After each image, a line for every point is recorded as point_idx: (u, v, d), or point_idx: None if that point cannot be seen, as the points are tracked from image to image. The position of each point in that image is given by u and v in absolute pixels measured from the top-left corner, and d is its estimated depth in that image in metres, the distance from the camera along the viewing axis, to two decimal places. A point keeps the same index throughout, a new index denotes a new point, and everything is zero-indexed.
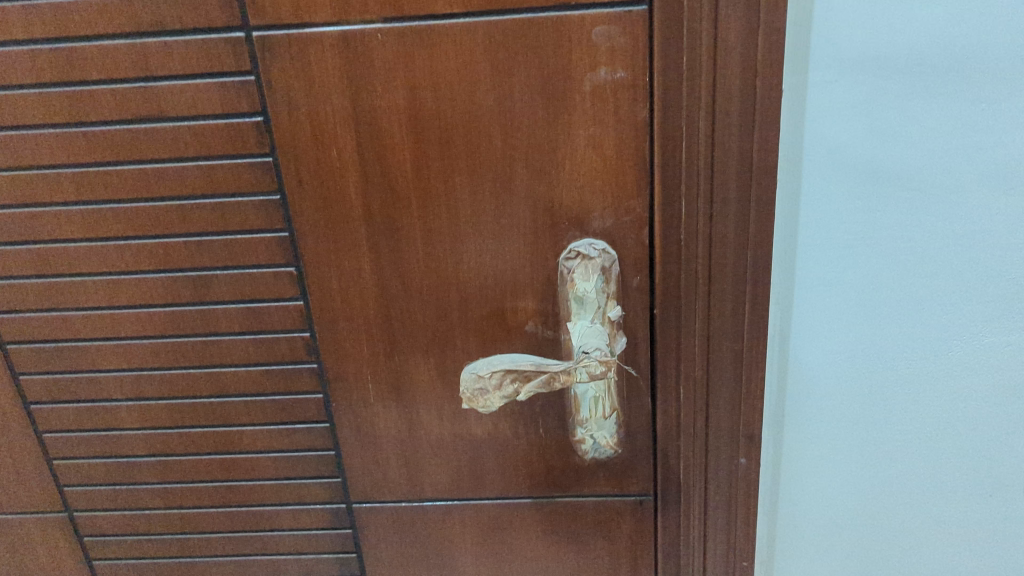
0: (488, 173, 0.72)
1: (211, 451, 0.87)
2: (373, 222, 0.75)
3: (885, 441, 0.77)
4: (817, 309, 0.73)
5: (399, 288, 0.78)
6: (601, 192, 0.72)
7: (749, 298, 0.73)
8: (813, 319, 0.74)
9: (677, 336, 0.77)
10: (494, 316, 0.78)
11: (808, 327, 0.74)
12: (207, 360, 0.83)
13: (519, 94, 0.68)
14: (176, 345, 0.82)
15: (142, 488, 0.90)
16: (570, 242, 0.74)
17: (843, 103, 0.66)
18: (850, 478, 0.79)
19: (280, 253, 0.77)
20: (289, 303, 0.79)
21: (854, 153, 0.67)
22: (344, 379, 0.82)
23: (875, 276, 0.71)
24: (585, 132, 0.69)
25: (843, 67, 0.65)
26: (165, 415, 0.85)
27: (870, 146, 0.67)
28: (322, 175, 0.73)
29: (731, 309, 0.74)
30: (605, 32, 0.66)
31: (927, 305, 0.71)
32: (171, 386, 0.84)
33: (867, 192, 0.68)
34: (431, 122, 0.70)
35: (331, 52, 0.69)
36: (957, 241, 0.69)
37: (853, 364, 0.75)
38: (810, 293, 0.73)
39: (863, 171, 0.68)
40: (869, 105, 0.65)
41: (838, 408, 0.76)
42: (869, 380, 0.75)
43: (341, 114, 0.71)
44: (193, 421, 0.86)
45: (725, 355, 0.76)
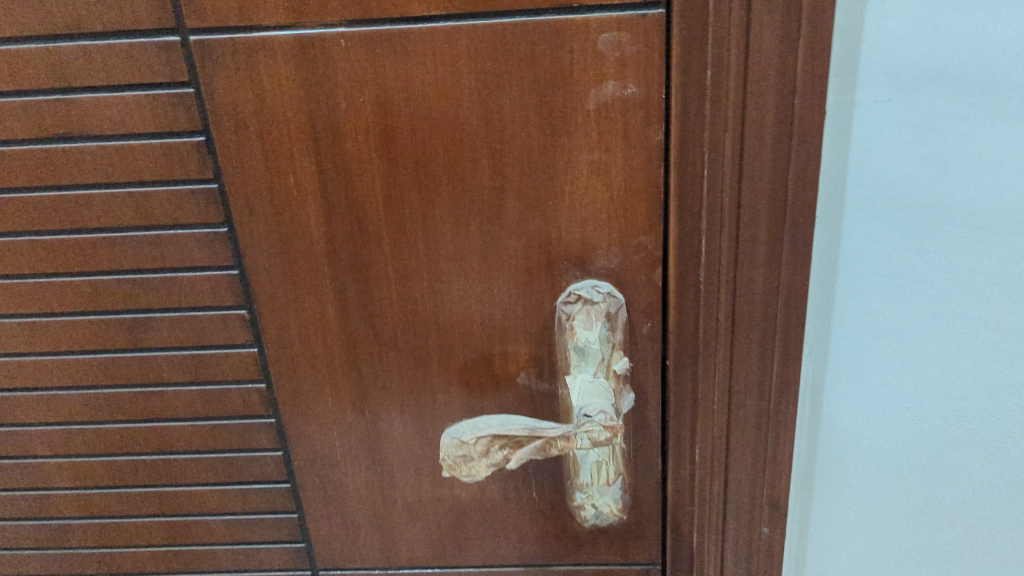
0: (474, 204, 0.61)
1: (155, 512, 0.76)
2: (339, 259, 0.64)
3: (931, 513, 0.66)
4: (855, 362, 0.63)
5: (370, 334, 0.67)
6: (606, 227, 0.61)
7: (778, 350, 0.63)
8: (849, 372, 0.64)
9: (693, 392, 0.66)
10: (480, 367, 0.67)
11: (844, 381, 0.64)
12: (147, 413, 0.72)
13: (510, 112, 0.57)
14: (111, 397, 0.71)
15: (78, 553, 0.79)
16: (570, 283, 0.63)
17: (896, 128, 0.55)
18: (890, 552, 0.69)
19: (229, 294, 0.66)
20: (241, 349, 0.68)
21: (905, 184, 0.57)
22: (307, 436, 0.71)
23: (925, 327, 0.61)
24: (588, 158, 0.59)
25: (898, 85, 0.54)
26: (101, 474, 0.75)
27: (926, 178, 0.56)
28: (278, 205, 0.62)
29: (756, 362, 0.64)
30: (614, 39, 0.55)
31: (988, 361, 0.61)
32: (106, 442, 0.73)
33: (919, 230, 0.58)
34: (405, 144, 0.59)
35: (285, 61, 0.57)
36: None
37: (894, 425, 0.64)
38: (848, 343, 0.63)
39: (916, 205, 0.57)
40: (926, 130, 0.55)
41: (875, 474, 0.66)
42: (912, 443, 0.65)
43: (298, 134, 0.60)
44: (133, 479, 0.75)
45: (748, 413, 0.66)
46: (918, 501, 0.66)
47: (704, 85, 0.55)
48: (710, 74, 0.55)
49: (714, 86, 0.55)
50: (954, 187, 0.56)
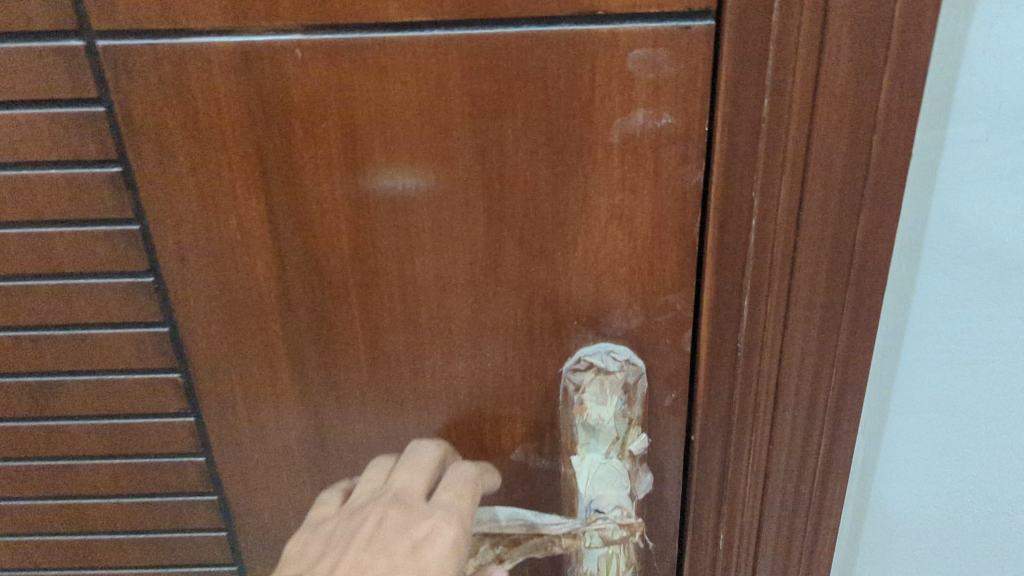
0: (464, 253, 0.49)
1: None
2: (295, 317, 0.52)
3: None
4: (916, 444, 0.53)
5: (333, 404, 0.55)
6: (626, 283, 0.50)
7: (826, 427, 0.53)
8: (909, 455, 0.53)
9: (721, 476, 0.55)
10: (468, 443, 0.56)
11: (901, 463, 0.54)
12: (62, 488, 0.60)
13: (512, 144, 0.46)
14: (19, 469, 0.59)
15: None
16: (579, 348, 0.52)
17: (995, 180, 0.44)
18: None
19: (156, 356, 0.54)
20: (174, 419, 0.56)
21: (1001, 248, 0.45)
22: (256, 517, 0.59)
23: (1008, 404, 0.50)
24: (608, 201, 0.47)
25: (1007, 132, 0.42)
26: (13, 551, 0.63)
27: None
28: (217, 251, 0.50)
29: (800, 441, 0.53)
30: (648, 57, 0.43)
31: None
32: (17, 518, 0.62)
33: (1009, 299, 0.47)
34: (378, 180, 0.47)
35: (225, 76, 0.45)
36: None
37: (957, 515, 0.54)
38: (910, 423, 0.52)
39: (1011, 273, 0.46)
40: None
41: (930, 558, 0.57)
42: (975, 533, 0.55)
43: (242, 166, 0.47)
44: (50, 558, 0.63)
45: (785, 498, 0.55)
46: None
47: (759, 117, 0.44)
48: (767, 105, 0.43)
49: (772, 121, 0.44)
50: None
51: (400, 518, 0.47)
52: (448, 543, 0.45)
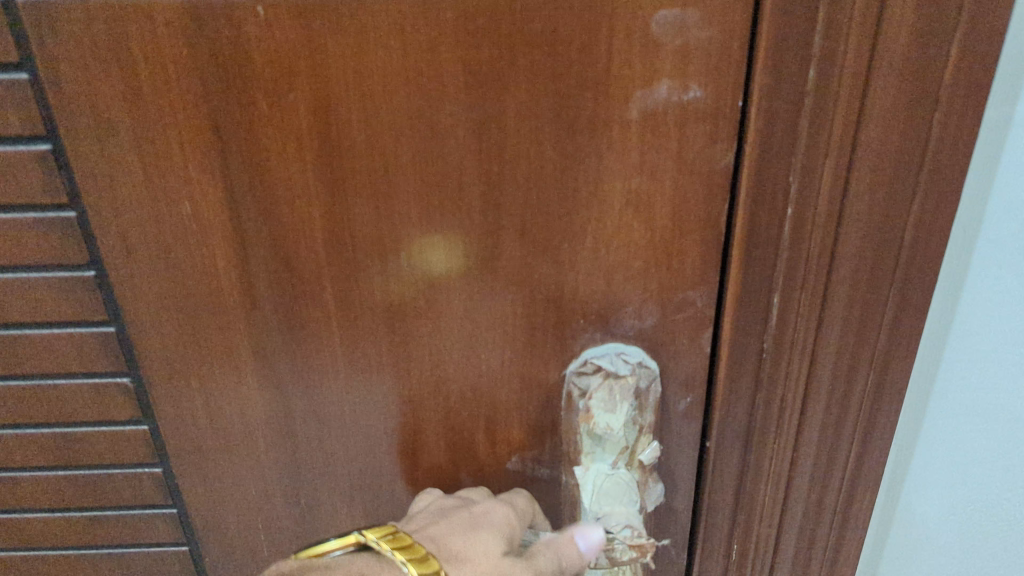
0: (457, 246, 0.43)
1: None
2: (261, 316, 0.45)
3: None
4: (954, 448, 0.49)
5: (306, 411, 0.48)
6: (641, 278, 0.44)
7: (857, 432, 0.48)
8: (944, 461, 0.49)
9: (739, 488, 0.50)
10: (459, 451, 0.50)
11: (936, 470, 0.50)
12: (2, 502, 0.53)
13: (514, 120, 0.39)
14: None
15: None
16: (584, 350, 0.46)
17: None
18: None
19: (102, 359, 0.47)
20: (125, 428, 0.49)
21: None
22: (221, 531, 0.53)
23: None
24: (624, 186, 0.41)
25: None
26: None
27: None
28: (169, 241, 0.43)
29: (828, 448, 0.48)
30: (676, 19, 0.37)
31: None
32: None
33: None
34: (357, 162, 0.40)
35: (172, 38, 0.37)
36: None
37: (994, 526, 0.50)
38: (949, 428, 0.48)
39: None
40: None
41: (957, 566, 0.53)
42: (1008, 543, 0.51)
43: (195, 144, 0.40)
44: None
45: (809, 508, 0.51)
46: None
47: (803, 91, 0.37)
48: (814, 77, 0.37)
49: (818, 95, 0.37)
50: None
51: (454, 507, 0.46)
52: (495, 522, 0.45)
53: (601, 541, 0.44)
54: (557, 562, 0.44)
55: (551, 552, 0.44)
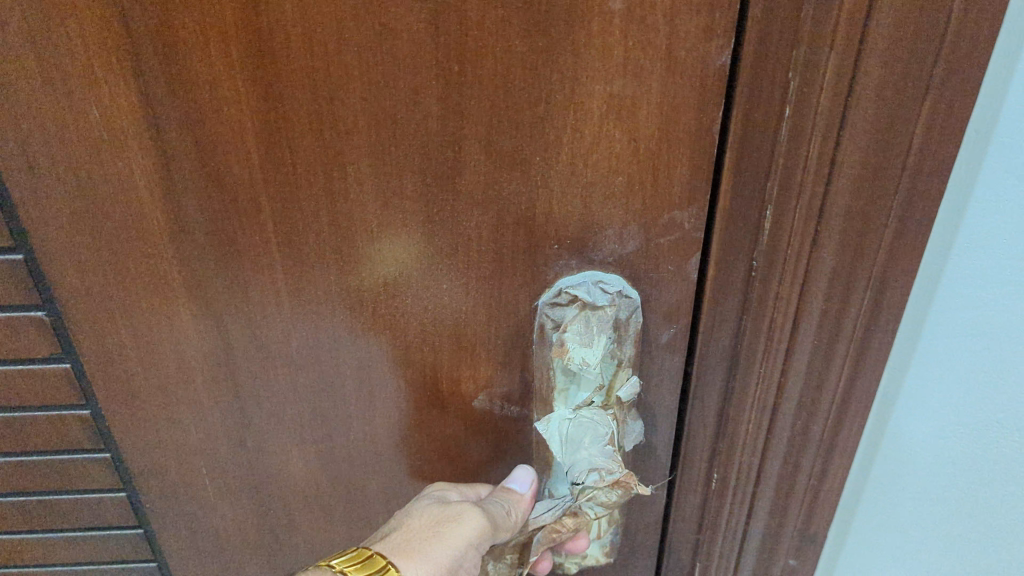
0: (411, 160, 0.37)
1: None
2: (190, 241, 0.40)
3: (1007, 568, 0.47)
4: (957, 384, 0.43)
5: (247, 348, 0.43)
6: (622, 197, 0.38)
7: (842, 376, 0.42)
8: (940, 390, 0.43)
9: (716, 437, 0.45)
10: (420, 389, 0.45)
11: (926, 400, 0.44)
12: None
13: (478, 11, 0.33)
14: None
15: None
16: (559, 278, 0.41)
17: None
18: None
19: (12, 290, 0.41)
20: (46, 367, 0.44)
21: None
22: (160, 476, 0.49)
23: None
24: (604, 89, 0.35)
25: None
26: None
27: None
28: (77, 155, 0.37)
29: (810, 396, 0.43)
30: None
31: None
32: None
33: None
34: (292, 60, 0.34)
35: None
36: None
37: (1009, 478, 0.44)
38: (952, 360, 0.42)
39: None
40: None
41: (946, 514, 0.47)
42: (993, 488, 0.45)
43: (99, 38, 0.34)
44: None
45: (785, 465, 0.46)
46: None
47: None
48: None
49: None
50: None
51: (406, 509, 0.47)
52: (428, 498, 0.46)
53: (532, 474, 0.46)
54: (497, 499, 0.44)
55: (490, 496, 0.45)
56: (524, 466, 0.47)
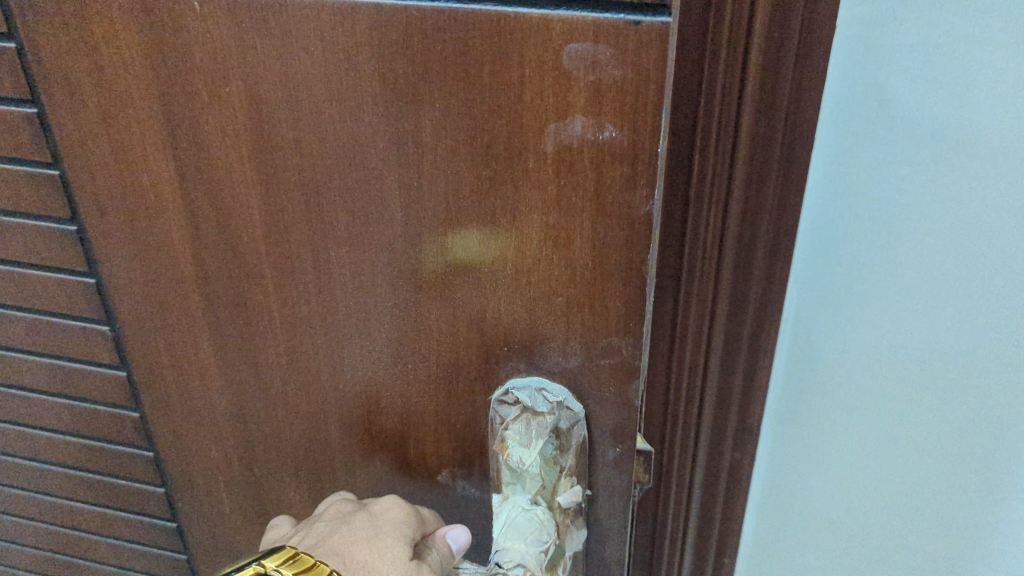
0: (381, 254, 0.42)
1: (41, 519, 0.66)
2: (212, 289, 0.47)
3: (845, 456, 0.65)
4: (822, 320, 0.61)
5: (255, 385, 0.50)
6: (563, 315, 0.41)
7: None
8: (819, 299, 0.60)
9: None
10: (393, 452, 0.50)
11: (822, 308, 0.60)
12: (19, 419, 0.60)
13: (432, 137, 0.38)
14: None
15: None
16: (508, 379, 0.44)
17: (867, 54, 0.51)
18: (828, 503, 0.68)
19: (86, 305, 0.51)
20: (109, 371, 0.54)
21: (891, 113, 0.52)
22: (188, 480, 0.57)
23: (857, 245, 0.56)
24: (542, 217, 0.39)
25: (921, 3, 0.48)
26: None
27: (904, 127, 0.52)
28: (132, 208, 0.46)
29: None
30: (585, 52, 0.34)
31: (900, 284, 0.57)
32: None
33: (894, 166, 0.53)
34: (287, 157, 0.41)
35: (128, 20, 0.39)
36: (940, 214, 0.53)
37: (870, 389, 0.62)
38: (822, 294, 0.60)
39: (923, 151, 0.52)
40: (929, 45, 0.49)
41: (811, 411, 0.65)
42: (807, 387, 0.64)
43: (149, 122, 0.42)
44: (17, 483, 0.65)
45: None
46: (991, 502, 0.62)
47: None
48: None
49: None
50: (961, 125, 0.50)
51: (353, 509, 0.49)
52: (393, 519, 0.48)
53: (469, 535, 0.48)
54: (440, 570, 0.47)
55: (433, 561, 0.48)
56: (462, 527, 0.48)
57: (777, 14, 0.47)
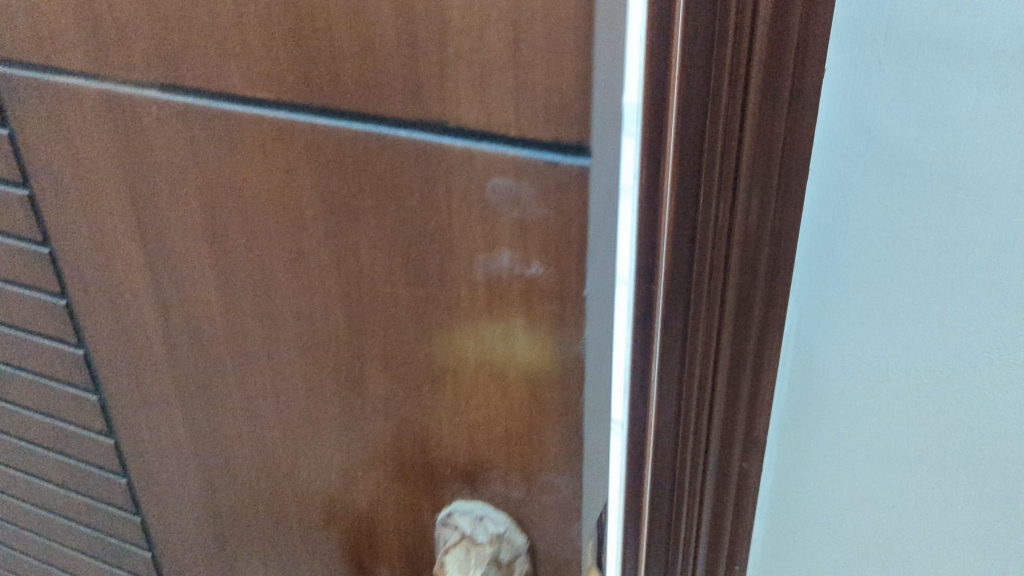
0: (327, 362, 0.41)
1: (61, 564, 0.69)
2: (181, 374, 0.47)
3: (848, 513, 0.62)
4: (820, 378, 0.57)
5: (221, 470, 0.50)
6: (502, 446, 0.39)
7: None
8: (815, 354, 0.56)
9: None
10: (349, 554, 0.49)
11: (818, 366, 0.57)
12: (38, 470, 0.63)
13: (367, 256, 0.37)
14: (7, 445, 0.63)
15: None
16: (453, 500, 0.42)
17: (854, 94, 0.47)
18: (836, 556, 0.65)
19: (78, 374, 0.53)
20: (98, 437, 0.55)
21: (886, 152, 0.48)
22: (172, 548, 0.57)
23: (853, 297, 0.53)
24: (476, 346, 0.37)
25: (894, 42, 0.45)
26: (17, 513, 0.69)
27: (909, 173, 0.48)
28: (110, 291, 0.47)
29: None
30: (507, 188, 0.32)
31: (902, 332, 0.53)
32: (16, 487, 0.67)
33: (890, 208, 0.49)
34: (238, 259, 0.41)
35: (97, 117, 0.40)
36: (942, 253, 0.49)
37: (872, 444, 0.58)
38: (819, 349, 0.56)
39: (941, 193, 0.48)
40: (916, 82, 0.45)
41: (812, 469, 0.61)
42: (804, 444, 0.60)
43: (119, 213, 0.43)
44: (42, 529, 0.68)
45: None
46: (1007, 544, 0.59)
47: None
48: None
49: None
50: (975, 150, 0.46)
51: None
52: None
53: None
54: None
55: None
56: None
57: (771, 65, 0.45)
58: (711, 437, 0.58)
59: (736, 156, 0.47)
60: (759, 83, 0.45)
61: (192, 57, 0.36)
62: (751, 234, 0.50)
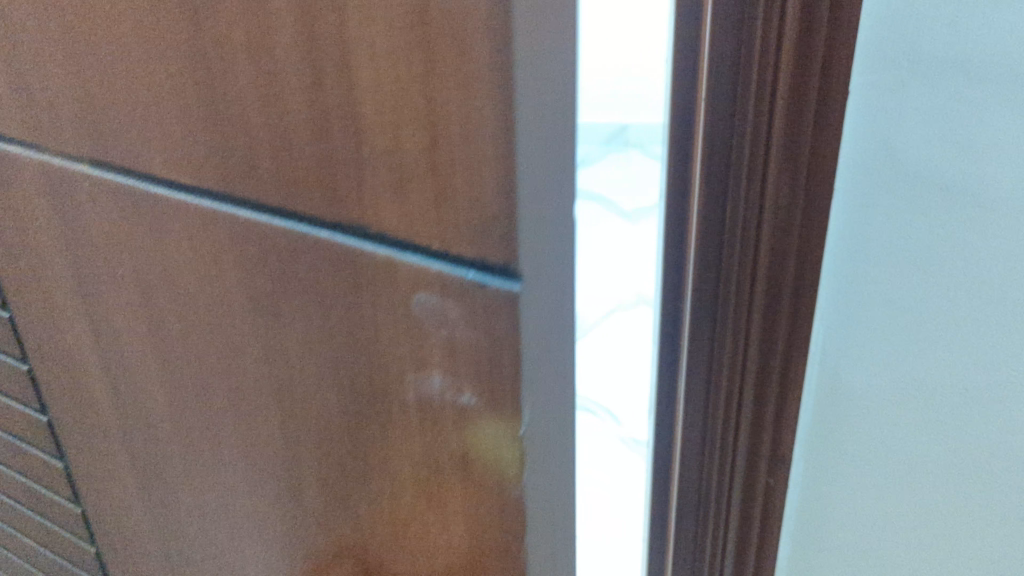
0: (267, 465, 0.37)
1: None
2: (132, 453, 0.44)
3: None
4: (847, 465, 0.47)
5: (177, 554, 0.47)
6: None
7: None
8: (839, 437, 0.46)
9: None
10: None
11: (842, 452, 0.46)
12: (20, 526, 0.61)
13: (297, 361, 0.33)
14: None
15: None
16: None
17: (884, 126, 0.37)
18: None
19: (43, 438, 0.50)
20: (65, 503, 0.53)
21: (925, 198, 0.38)
22: None
23: (887, 371, 0.43)
24: (412, 472, 0.32)
25: (925, 61, 0.35)
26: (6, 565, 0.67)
27: (960, 231, 0.38)
28: (64, 361, 0.44)
29: None
30: (433, 305, 0.28)
31: (947, 416, 0.42)
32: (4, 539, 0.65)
33: (933, 267, 0.39)
34: (175, 346, 0.37)
35: (33, 171, 0.37)
36: (999, 321, 0.39)
37: (911, 545, 0.48)
38: (843, 429, 0.46)
39: (1000, 257, 0.38)
40: (948, 109, 0.36)
41: (839, 571, 0.50)
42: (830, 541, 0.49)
43: (64, 285, 0.40)
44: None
45: None
46: None
47: None
48: None
49: None
50: None
51: None
52: None
53: None
54: None
55: None
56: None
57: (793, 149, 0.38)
58: (735, 508, 0.49)
59: (759, 211, 0.39)
60: (780, 175, 0.38)
61: (116, 118, 0.32)
62: (769, 347, 0.43)
